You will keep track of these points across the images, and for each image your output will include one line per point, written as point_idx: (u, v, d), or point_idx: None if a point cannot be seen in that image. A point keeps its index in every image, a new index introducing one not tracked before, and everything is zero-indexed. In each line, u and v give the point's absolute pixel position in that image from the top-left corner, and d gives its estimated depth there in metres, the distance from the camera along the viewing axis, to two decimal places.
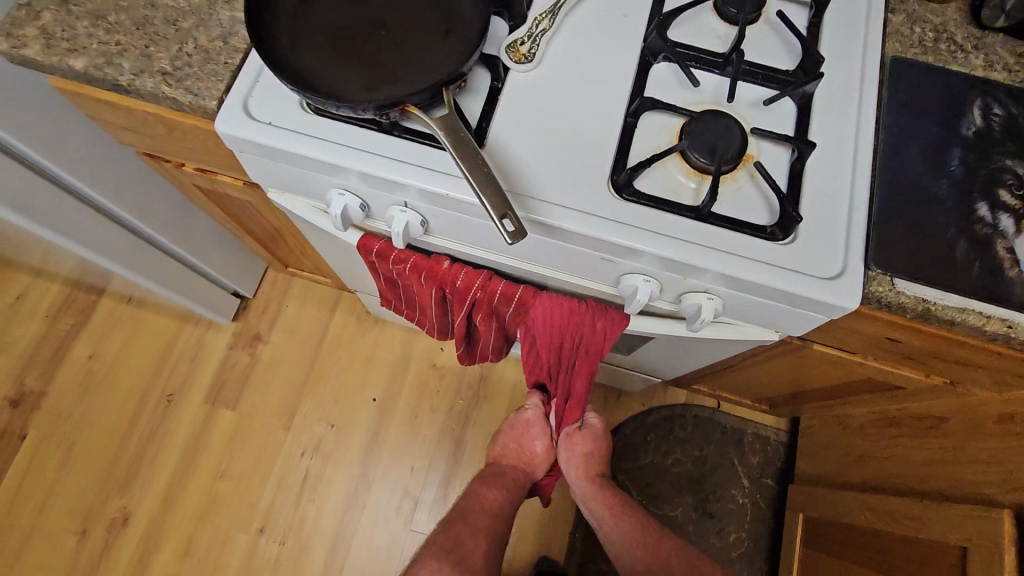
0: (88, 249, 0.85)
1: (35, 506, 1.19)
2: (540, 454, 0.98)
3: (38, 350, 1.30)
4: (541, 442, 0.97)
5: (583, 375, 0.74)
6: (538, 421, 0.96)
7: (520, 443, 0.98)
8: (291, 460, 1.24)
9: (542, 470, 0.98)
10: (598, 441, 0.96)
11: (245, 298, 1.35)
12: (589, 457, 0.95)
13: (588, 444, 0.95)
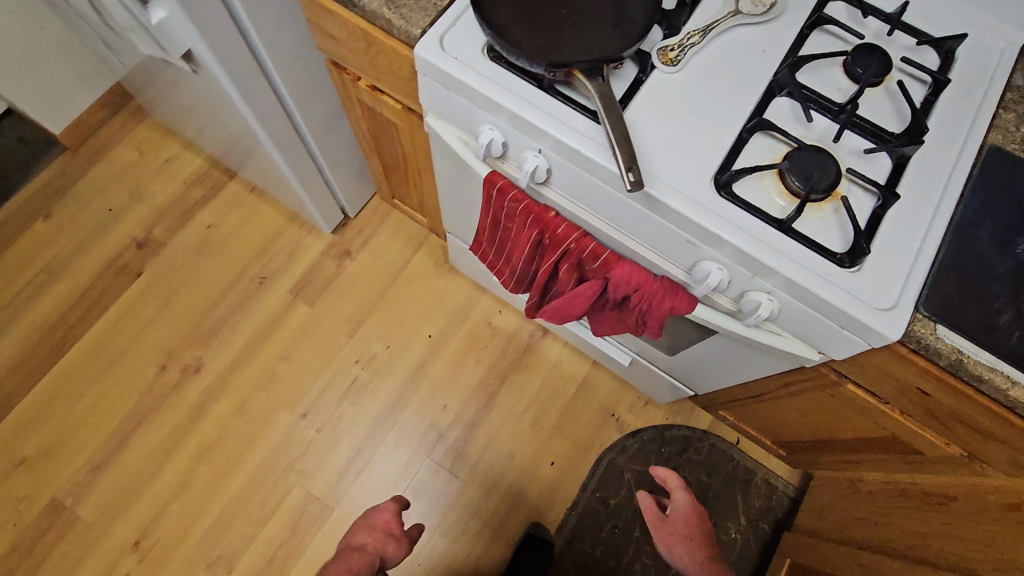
0: (263, 127, 1.02)
1: (133, 331, 1.39)
2: (396, 539, 1.04)
3: (171, 208, 1.51)
4: (398, 527, 1.06)
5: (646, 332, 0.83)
6: (392, 511, 1.07)
7: (378, 532, 1.03)
8: (345, 365, 1.39)
9: (396, 554, 1.02)
10: (691, 515, 1.01)
11: (347, 216, 1.52)
12: (687, 537, 0.99)
13: (683, 522, 1.01)
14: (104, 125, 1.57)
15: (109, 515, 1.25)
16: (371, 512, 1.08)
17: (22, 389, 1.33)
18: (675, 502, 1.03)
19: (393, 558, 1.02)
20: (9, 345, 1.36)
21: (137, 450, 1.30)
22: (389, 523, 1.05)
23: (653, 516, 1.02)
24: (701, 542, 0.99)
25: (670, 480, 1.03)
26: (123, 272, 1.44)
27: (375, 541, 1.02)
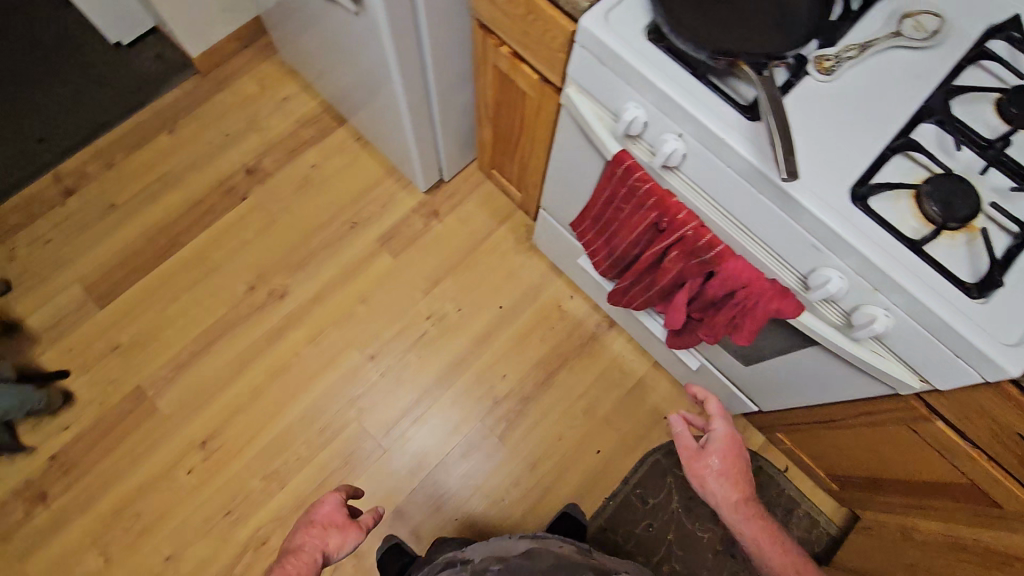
0: (402, 80, 1.09)
1: (231, 250, 1.49)
2: (341, 526, 0.86)
3: (280, 143, 1.60)
4: (344, 515, 0.88)
5: (738, 337, 0.84)
6: (337, 502, 0.89)
7: (317, 525, 0.85)
8: (418, 318, 1.45)
9: (349, 542, 0.84)
10: (730, 449, 0.96)
11: (442, 179, 1.58)
12: (723, 471, 0.95)
13: (721, 455, 0.96)
14: (234, 56, 1.68)
15: (182, 412, 1.35)
16: (318, 506, 0.90)
17: (126, 283, 1.45)
18: (712, 433, 0.97)
19: (345, 548, 0.83)
20: (121, 241, 1.49)
21: (215, 359, 1.39)
22: (329, 512, 0.87)
23: (688, 446, 0.96)
24: (737, 475, 0.96)
25: (709, 404, 0.98)
26: (229, 194, 1.54)
27: (317, 534, 0.84)
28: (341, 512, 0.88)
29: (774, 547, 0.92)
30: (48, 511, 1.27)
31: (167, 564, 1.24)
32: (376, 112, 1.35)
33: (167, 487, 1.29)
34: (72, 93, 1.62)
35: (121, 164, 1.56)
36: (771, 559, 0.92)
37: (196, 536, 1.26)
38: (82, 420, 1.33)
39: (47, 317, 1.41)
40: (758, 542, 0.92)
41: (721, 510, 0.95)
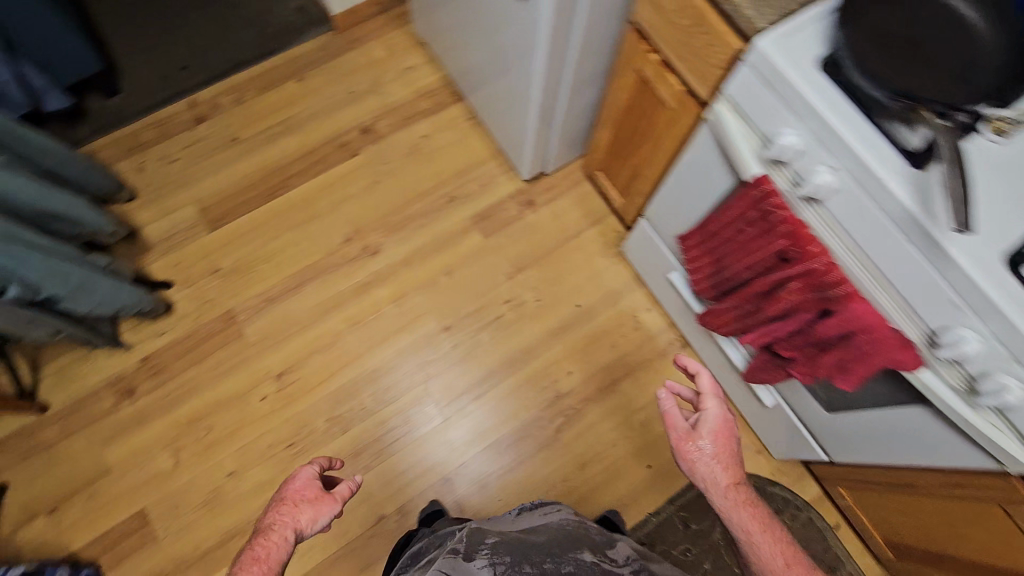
0: (543, 69, 1.13)
1: (336, 201, 1.57)
2: (312, 502, 0.82)
3: (396, 110, 1.68)
4: (317, 488, 0.84)
5: (841, 381, 0.84)
6: (309, 479, 0.85)
7: (287, 502, 0.82)
8: (496, 300, 1.49)
9: (322, 517, 0.81)
10: (721, 430, 0.90)
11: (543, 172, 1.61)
12: (713, 451, 0.88)
13: (712, 437, 0.89)
14: (368, 21, 1.76)
15: (265, 342, 1.43)
16: (291, 479, 0.86)
17: (237, 213, 1.55)
18: (704, 412, 0.91)
19: (317, 522, 0.81)
20: (239, 174, 1.59)
21: (304, 299, 1.47)
22: (297, 490, 0.83)
23: (677, 423, 0.91)
24: (729, 459, 0.88)
25: (701, 379, 0.93)
26: (343, 149, 1.63)
27: (287, 513, 0.81)
28: (312, 487, 0.85)
29: (764, 536, 0.83)
30: (133, 407, 1.36)
31: (230, 478, 1.31)
32: (499, 97, 1.40)
33: (241, 408, 1.37)
34: (218, 30, 1.74)
35: (248, 102, 1.66)
36: (760, 547, 0.83)
37: (259, 459, 1.33)
38: (177, 330, 1.43)
39: (162, 230, 1.52)
40: (748, 529, 0.84)
41: (710, 495, 0.87)
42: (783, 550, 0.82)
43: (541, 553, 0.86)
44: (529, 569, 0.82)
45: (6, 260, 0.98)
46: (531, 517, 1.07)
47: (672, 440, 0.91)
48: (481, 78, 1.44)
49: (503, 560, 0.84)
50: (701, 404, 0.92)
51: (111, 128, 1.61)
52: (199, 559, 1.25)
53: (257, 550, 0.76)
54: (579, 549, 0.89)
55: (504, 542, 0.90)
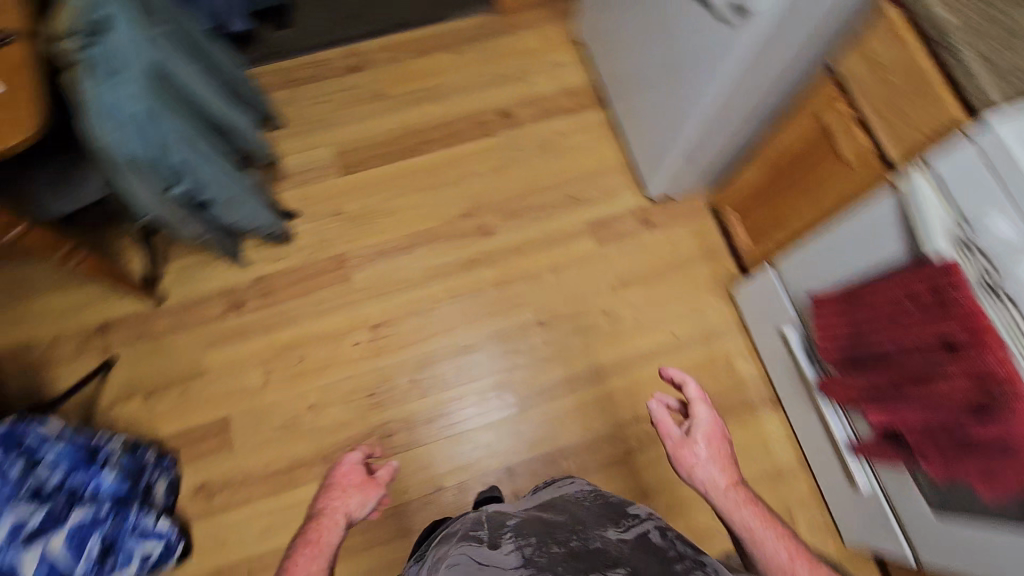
0: (721, 97, 1.11)
1: (463, 175, 1.61)
2: (359, 487, 0.96)
3: (538, 101, 1.70)
4: (362, 475, 0.98)
5: (986, 487, 0.80)
6: (355, 471, 0.98)
7: (336, 488, 0.96)
8: (595, 308, 1.49)
9: (369, 501, 0.95)
10: (713, 433, 0.98)
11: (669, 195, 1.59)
12: (708, 453, 0.96)
13: (705, 442, 0.97)
14: (531, 10, 1.79)
15: (368, 291, 1.48)
16: (339, 467, 0.99)
17: (368, 164, 1.61)
18: (696, 420, 0.99)
19: (365, 505, 0.94)
20: (378, 128, 1.65)
21: (414, 261, 1.51)
22: (344, 477, 0.97)
23: (672, 431, 0.98)
24: (724, 462, 0.96)
25: (688, 387, 1.00)
26: (481, 127, 1.66)
27: (337, 497, 0.95)
28: (358, 474, 0.98)
29: (768, 532, 0.88)
30: (238, 320, 1.45)
31: (309, 410, 1.38)
32: (653, 111, 1.38)
33: (333, 348, 1.43)
34: None
35: (402, 63, 1.72)
36: (766, 543, 0.87)
37: (339, 399, 1.39)
38: (291, 260, 1.50)
39: (299, 163, 1.59)
40: (750, 526, 0.89)
41: (712, 497, 0.94)
42: (784, 542, 0.87)
43: (565, 531, 0.80)
44: (556, 548, 0.75)
45: (189, 157, 1.07)
46: (548, 491, 1.02)
47: (670, 448, 0.99)
48: (638, 88, 1.42)
49: (528, 541, 0.77)
50: (692, 411, 1.00)
51: (273, 58, 1.70)
52: (268, 477, 1.33)
53: (314, 533, 0.89)
54: (604, 524, 0.84)
55: (526, 523, 0.84)
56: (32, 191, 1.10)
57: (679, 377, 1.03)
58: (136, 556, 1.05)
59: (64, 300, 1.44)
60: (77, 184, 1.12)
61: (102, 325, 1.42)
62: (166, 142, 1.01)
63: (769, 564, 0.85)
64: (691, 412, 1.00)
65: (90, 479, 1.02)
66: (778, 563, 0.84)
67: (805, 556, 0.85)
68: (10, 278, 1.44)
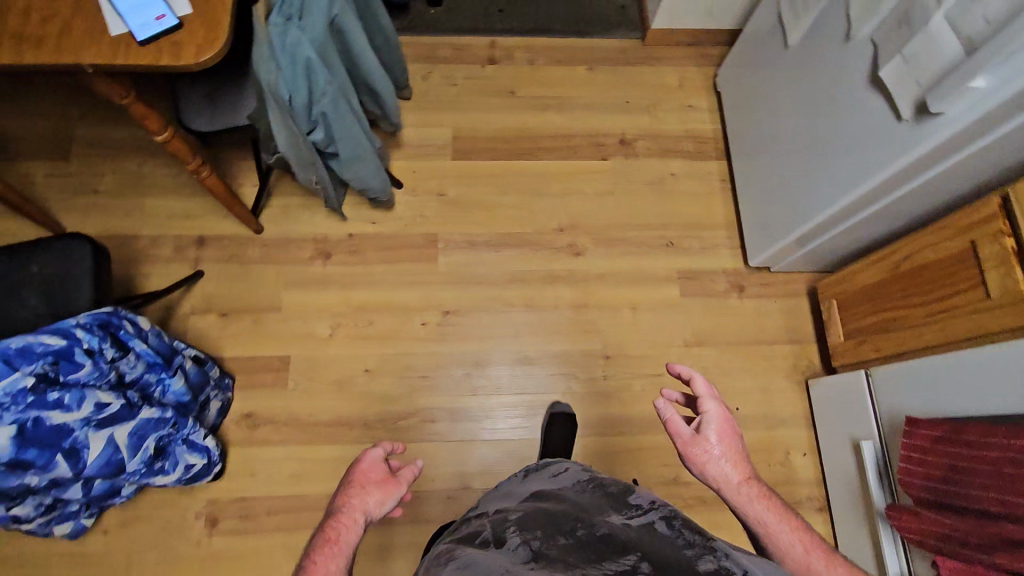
0: (864, 192, 1.06)
1: (569, 190, 1.60)
2: (380, 485, 0.84)
3: (661, 138, 1.67)
4: (382, 472, 0.86)
5: None
6: (376, 469, 0.86)
7: (355, 484, 0.84)
8: (664, 359, 1.46)
9: (390, 500, 0.83)
10: (723, 429, 0.91)
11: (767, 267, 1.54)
12: (719, 447, 0.89)
13: (716, 442, 0.89)
14: (677, 47, 1.77)
15: (447, 277, 1.50)
16: (360, 463, 0.87)
17: (481, 155, 1.63)
18: (704, 415, 0.91)
19: (385, 505, 0.83)
20: (499, 123, 1.66)
21: (498, 261, 1.52)
22: (366, 472, 0.85)
23: (682, 430, 0.90)
24: (736, 459, 0.89)
25: (697, 383, 0.92)
26: (598, 149, 1.65)
27: (356, 496, 0.82)
28: (380, 472, 0.86)
29: (784, 527, 0.83)
30: (322, 269, 1.49)
31: (364, 374, 1.41)
32: (783, 181, 1.33)
33: (401, 322, 1.46)
34: None
35: (539, 67, 1.73)
36: (781, 538, 0.82)
37: (394, 373, 1.41)
38: (385, 226, 1.54)
39: (416, 137, 1.63)
40: (766, 521, 0.84)
41: (724, 493, 0.88)
42: (802, 536, 0.81)
43: (570, 521, 0.75)
44: (564, 540, 0.71)
45: (332, 112, 1.11)
46: (544, 477, 0.98)
47: (679, 447, 0.90)
48: (773, 154, 1.37)
49: (535, 534, 0.73)
50: (700, 407, 0.92)
51: (419, 30, 1.74)
52: (309, 425, 1.37)
53: (331, 530, 0.78)
54: (606, 511, 0.79)
55: (529, 516, 0.80)
56: (190, 108, 1.15)
57: (687, 373, 0.95)
58: (180, 463, 1.11)
59: (173, 205, 1.52)
60: (229, 110, 1.15)
61: (200, 238, 1.50)
62: (318, 92, 1.06)
63: (786, 558, 0.80)
64: (700, 409, 0.92)
65: (159, 381, 1.07)
66: (794, 558, 0.79)
67: (825, 551, 0.79)
68: (133, 172, 1.54)
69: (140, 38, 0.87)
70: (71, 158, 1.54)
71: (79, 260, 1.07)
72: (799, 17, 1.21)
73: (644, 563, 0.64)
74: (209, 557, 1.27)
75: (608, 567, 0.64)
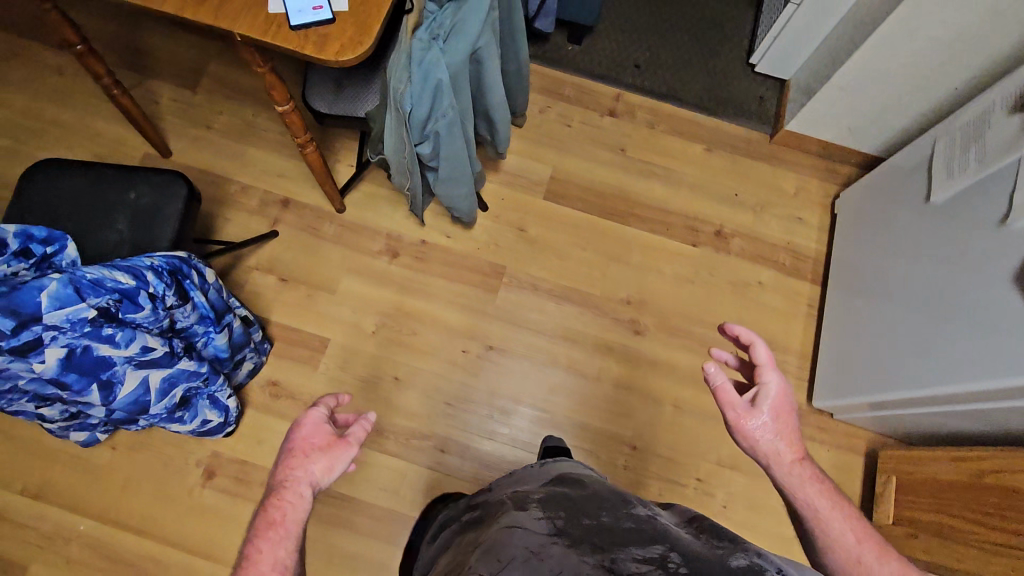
0: (971, 387, 0.96)
1: (649, 266, 1.56)
2: (326, 450, 0.74)
3: (759, 243, 1.60)
4: (327, 435, 0.75)
5: None
6: (319, 433, 0.75)
7: (296, 453, 0.73)
8: (691, 469, 1.39)
9: (339, 465, 0.74)
10: (782, 405, 0.85)
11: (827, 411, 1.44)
12: (776, 418, 0.84)
13: (773, 420, 0.84)
14: (805, 154, 1.69)
15: (502, 312, 1.48)
16: (302, 422, 0.76)
17: (573, 202, 1.60)
18: (763, 387, 0.86)
19: (335, 470, 0.74)
20: (600, 176, 1.63)
21: (557, 313, 1.50)
22: (307, 438, 0.74)
23: (736, 402, 0.84)
24: (790, 438, 0.84)
25: (758, 352, 0.87)
26: (691, 234, 1.60)
27: (298, 466, 0.72)
28: (323, 438, 0.75)
29: (836, 513, 0.79)
30: (386, 266, 1.50)
31: (393, 381, 1.41)
32: (877, 334, 1.24)
33: (444, 342, 1.45)
34: (688, 57, 1.76)
35: (658, 132, 1.69)
36: (832, 525, 0.79)
37: (422, 390, 1.41)
38: (460, 243, 1.53)
39: (515, 166, 1.62)
40: (817, 506, 0.80)
41: (774, 472, 0.83)
42: (856, 524, 0.78)
43: (595, 508, 0.75)
44: (588, 521, 0.71)
45: (444, 134, 1.10)
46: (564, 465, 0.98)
47: (728, 418, 0.85)
48: (876, 302, 1.28)
49: (559, 513, 0.73)
50: (760, 378, 0.87)
51: (552, 62, 1.72)
52: None
53: (275, 511, 0.69)
54: (630, 503, 0.78)
55: (552, 495, 0.79)
56: (315, 86, 1.18)
57: (749, 339, 0.89)
58: (198, 416, 1.13)
59: (272, 162, 1.56)
60: (350, 99, 1.17)
61: (285, 200, 1.53)
62: (438, 112, 1.05)
63: (836, 545, 0.76)
64: (759, 381, 0.86)
65: (206, 334, 1.09)
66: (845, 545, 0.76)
67: (879, 543, 0.76)
68: (247, 119, 1.60)
69: (293, 23, 0.88)
70: (197, 90, 1.61)
71: (172, 199, 1.11)
72: (952, 178, 1.12)
73: (673, 552, 0.64)
74: (199, 508, 1.30)
75: (635, 552, 0.64)
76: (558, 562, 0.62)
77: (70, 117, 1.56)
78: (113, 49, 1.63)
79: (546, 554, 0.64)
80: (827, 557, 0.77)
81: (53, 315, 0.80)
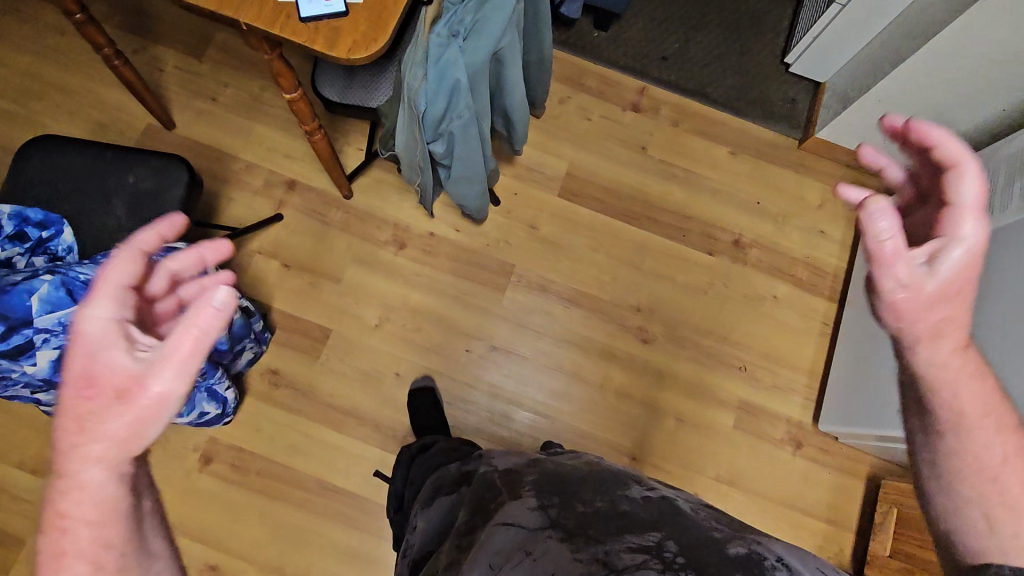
0: None
1: (663, 273, 1.51)
2: (108, 403, 0.50)
3: (777, 255, 1.56)
4: (108, 379, 0.51)
5: None
6: (91, 377, 0.51)
7: (72, 414, 0.51)
8: (690, 482, 1.39)
9: (140, 423, 0.51)
10: (971, 270, 0.53)
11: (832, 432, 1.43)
12: (955, 288, 0.53)
13: (941, 293, 0.53)
14: (833, 163, 1.62)
15: (508, 313, 1.46)
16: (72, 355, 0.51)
17: (588, 201, 1.54)
18: (952, 240, 0.52)
19: (134, 425, 0.51)
20: (618, 175, 1.57)
21: (564, 317, 1.47)
22: (79, 389, 0.50)
23: (901, 264, 0.53)
24: (963, 316, 0.55)
25: (958, 183, 0.53)
26: (708, 241, 1.55)
27: (78, 438, 0.51)
28: (105, 394, 0.50)
29: (987, 422, 0.55)
30: (393, 257, 1.46)
31: (394, 377, 1.39)
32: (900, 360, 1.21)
33: (449, 340, 1.43)
34: (719, 51, 1.67)
35: (681, 131, 1.62)
36: (974, 435, 0.56)
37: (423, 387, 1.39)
38: (469, 238, 1.49)
39: (531, 159, 1.56)
40: (959, 411, 0.56)
41: (913, 358, 0.57)
42: (1009, 439, 0.55)
43: (589, 491, 0.74)
44: (581, 507, 0.70)
45: (459, 135, 1.04)
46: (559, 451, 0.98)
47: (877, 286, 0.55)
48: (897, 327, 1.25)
49: (552, 500, 0.72)
50: (953, 226, 0.53)
51: (576, 49, 1.63)
52: (326, 406, 1.36)
53: (61, 514, 0.51)
54: (624, 484, 0.78)
55: (544, 478, 0.79)
56: (325, 72, 1.11)
57: (953, 158, 0.54)
58: (194, 409, 1.12)
59: (278, 140, 1.50)
60: (362, 88, 1.11)
61: (291, 181, 1.48)
62: (454, 112, 1.00)
63: (965, 458, 0.56)
64: (945, 228, 0.53)
65: None
66: (979, 465, 0.55)
67: None
68: (254, 92, 1.53)
69: (303, 14, 0.81)
70: (203, 58, 1.53)
71: (173, 185, 1.06)
72: (1006, 213, 1.07)
73: (670, 539, 0.64)
74: (195, 491, 1.31)
75: (630, 539, 0.63)
76: (550, 557, 0.62)
77: (71, 81, 1.49)
78: (116, 10, 1.55)
79: (539, 549, 0.64)
80: (941, 464, 0.57)
81: (45, 318, 0.76)
